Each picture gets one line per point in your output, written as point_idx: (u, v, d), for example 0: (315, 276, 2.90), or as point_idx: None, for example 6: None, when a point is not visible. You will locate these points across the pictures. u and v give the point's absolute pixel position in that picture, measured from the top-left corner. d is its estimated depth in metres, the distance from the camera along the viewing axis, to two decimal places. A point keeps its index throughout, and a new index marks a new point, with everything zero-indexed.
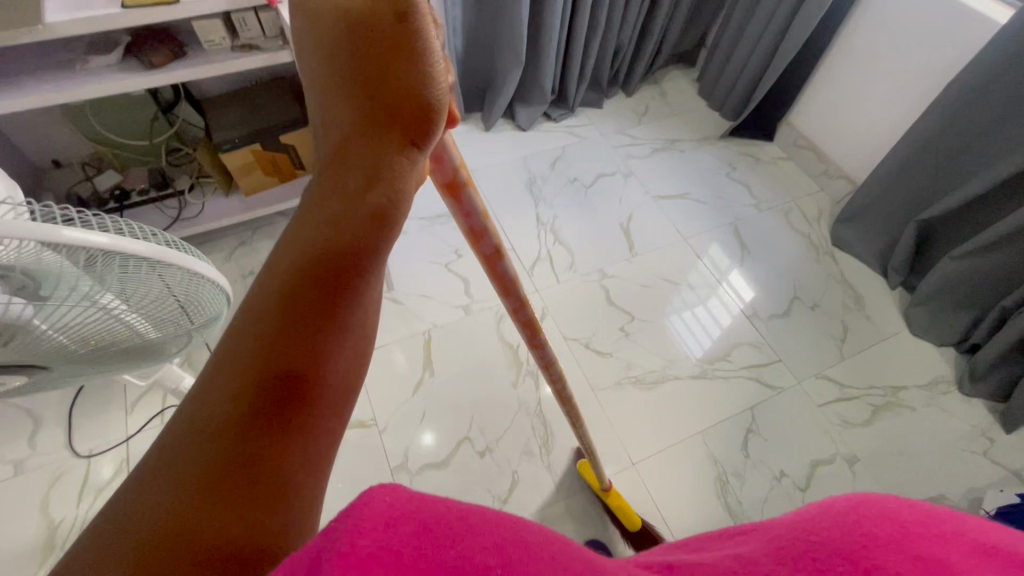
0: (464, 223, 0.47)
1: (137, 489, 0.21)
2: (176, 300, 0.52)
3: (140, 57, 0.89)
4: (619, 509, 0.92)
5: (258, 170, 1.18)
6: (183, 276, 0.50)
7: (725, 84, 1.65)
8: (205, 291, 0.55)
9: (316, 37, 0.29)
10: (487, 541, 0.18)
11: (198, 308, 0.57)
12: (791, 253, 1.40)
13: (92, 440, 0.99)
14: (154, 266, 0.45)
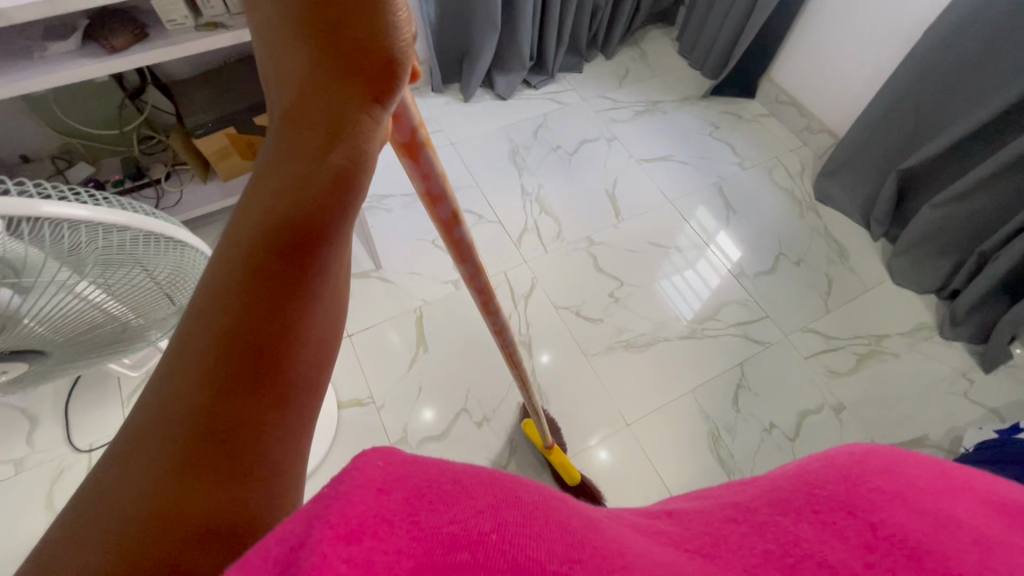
0: (422, 186, 0.47)
1: (118, 467, 0.23)
2: (155, 277, 0.52)
3: (99, 41, 0.86)
4: (559, 465, 0.94)
5: (234, 154, 1.15)
6: (160, 248, 0.49)
7: (705, 41, 1.62)
8: (183, 264, 0.55)
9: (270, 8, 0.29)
10: (481, 503, 0.19)
11: (182, 279, 0.57)
12: (776, 210, 1.41)
13: (92, 434, 0.99)
14: (132, 240, 0.45)
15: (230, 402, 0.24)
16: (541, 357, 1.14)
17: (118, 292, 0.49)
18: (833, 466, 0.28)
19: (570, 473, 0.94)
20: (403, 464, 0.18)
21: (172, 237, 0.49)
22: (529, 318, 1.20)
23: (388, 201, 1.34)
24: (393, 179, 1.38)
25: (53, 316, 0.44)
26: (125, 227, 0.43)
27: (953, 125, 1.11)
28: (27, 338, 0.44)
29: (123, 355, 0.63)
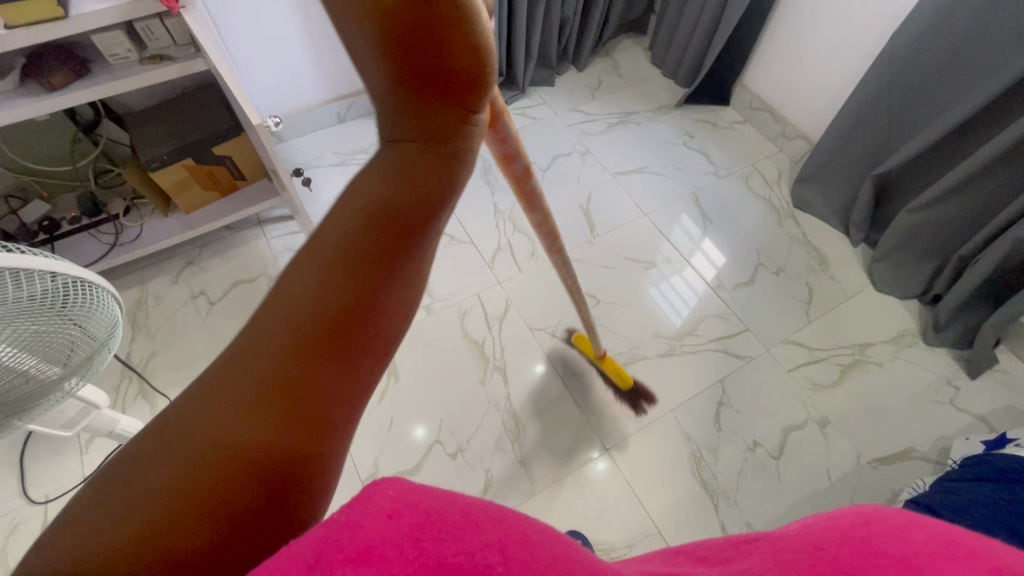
0: (498, 149, 0.52)
1: (196, 416, 0.24)
2: (62, 324, 0.48)
3: (38, 79, 0.83)
4: (613, 370, 1.08)
5: (194, 185, 1.12)
6: (54, 287, 0.44)
7: (676, 50, 1.60)
8: (90, 305, 0.50)
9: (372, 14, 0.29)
10: (490, 538, 0.16)
11: (88, 316, 0.51)
12: (754, 219, 1.39)
13: (48, 485, 0.95)
14: (29, 284, 0.41)
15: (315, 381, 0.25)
16: (515, 381, 1.12)
17: (23, 346, 0.45)
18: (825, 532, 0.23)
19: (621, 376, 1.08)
20: (417, 493, 0.17)
21: (70, 275, 0.45)
22: (503, 341, 1.17)
23: None
24: None
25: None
26: (19, 269, 0.39)
27: (925, 129, 1.09)
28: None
29: (24, 423, 0.56)
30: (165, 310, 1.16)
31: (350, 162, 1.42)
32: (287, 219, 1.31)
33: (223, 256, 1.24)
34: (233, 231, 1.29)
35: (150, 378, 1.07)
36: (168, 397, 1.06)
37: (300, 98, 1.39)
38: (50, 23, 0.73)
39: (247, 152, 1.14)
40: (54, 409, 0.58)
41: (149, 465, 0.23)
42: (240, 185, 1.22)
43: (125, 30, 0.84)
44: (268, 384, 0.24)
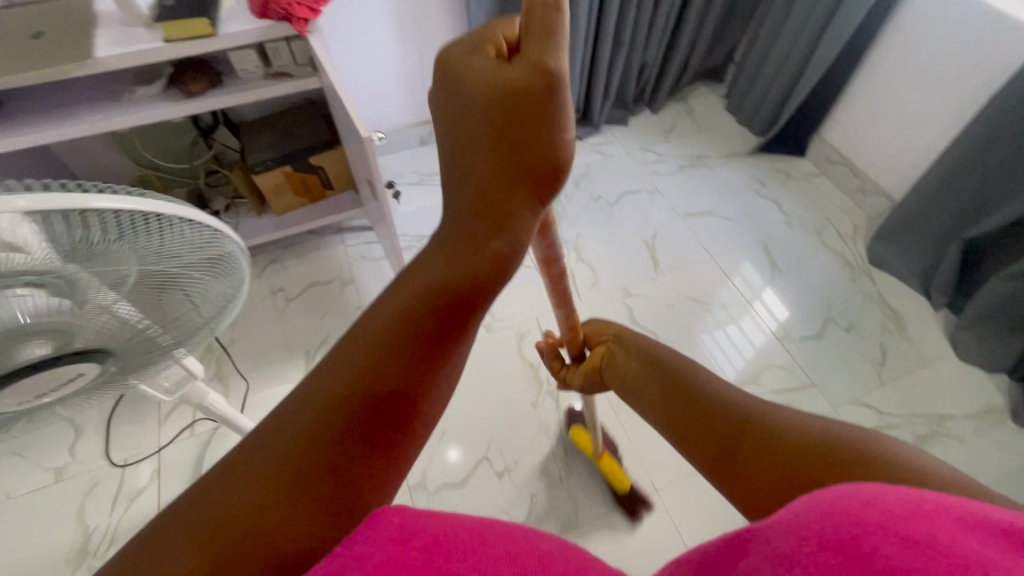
0: (543, 252, 0.57)
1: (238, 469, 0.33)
2: (202, 280, 0.50)
3: (180, 87, 0.95)
4: (610, 472, 0.98)
5: (288, 191, 1.22)
6: (211, 245, 0.48)
7: (753, 100, 1.61)
8: (231, 265, 0.53)
9: (449, 102, 0.42)
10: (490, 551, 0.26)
11: (232, 277, 0.55)
12: (825, 272, 1.35)
13: (127, 450, 1.03)
14: (178, 235, 0.44)
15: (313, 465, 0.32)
16: (568, 409, 1.11)
17: (168, 294, 0.48)
18: (812, 508, 0.22)
19: (621, 480, 0.97)
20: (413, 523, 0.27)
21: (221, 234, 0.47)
22: None
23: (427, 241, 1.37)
24: (434, 221, 1.41)
25: (98, 320, 0.43)
26: (172, 219, 0.41)
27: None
28: (68, 343, 0.43)
29: (161, 366, 0.61)
30: (249, 302, 1.25)
31: (427, 182, 1.50)
32: (365, 229, 1.39)
33: (304, 258, 1.33)
34: (315, 236, 1.38)
35: (228, 362, 1.15)
36: (242, 382, 1.13)
37: (389, 120, 1.49)
38: (201, 38, 0.84)
39: (340, 165, 1.24)
40: (174, 363, 0.64)
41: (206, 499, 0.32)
42: (328, 195, 1.31)
43: (257, 49, 0.95)
44: (297, 446, 0.33)
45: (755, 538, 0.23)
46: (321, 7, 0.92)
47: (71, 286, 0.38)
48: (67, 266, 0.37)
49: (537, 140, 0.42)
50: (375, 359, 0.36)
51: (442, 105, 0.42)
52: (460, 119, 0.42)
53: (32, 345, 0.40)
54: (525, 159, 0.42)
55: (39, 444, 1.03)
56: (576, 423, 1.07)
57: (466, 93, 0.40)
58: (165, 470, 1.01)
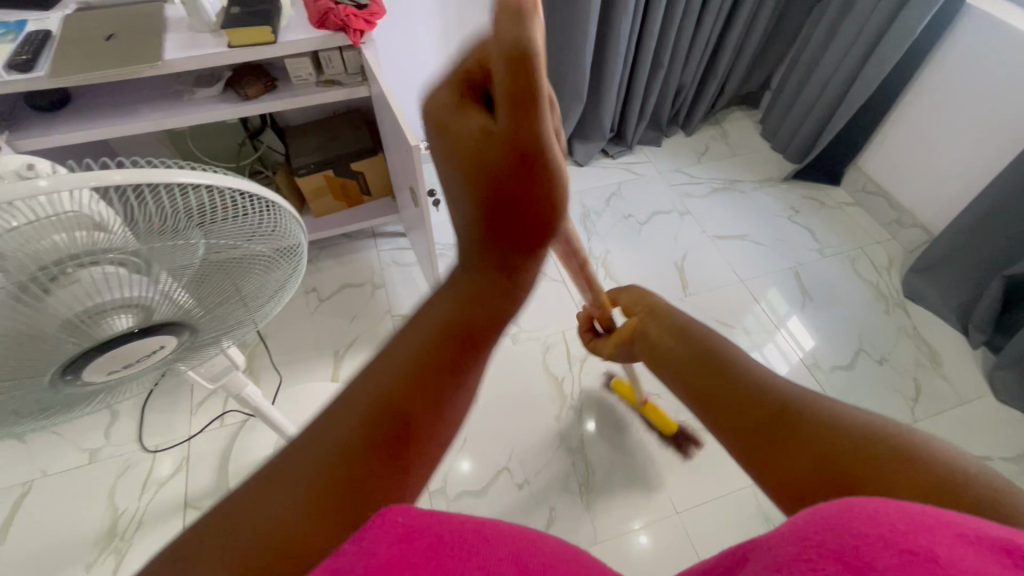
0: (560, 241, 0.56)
1: (252, 494, 0.28)
2: (263, 252, 0.51)
3: (237, 90, 1.00)
4: (654, 415, 1.06)
5: (328, 194, 1.26)
6: (272, 223, 0.49)
7: (789, 127, 1.61)
8: (290, 235, 0.52)
9: (439, 129, 0.30)
10: (503, 553, 0.25)
11: (290, 254, 0.55)
12: (858, 302, 1.33)
13: (159, 436, 1.06)
14: (235, 207, 0.44)
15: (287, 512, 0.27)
16: (591, 424, 1.11)
17: (232, 268, 0.49)
18: (814, 517, 0.21)
19: (666, 420, 1.06)
20: (419, 521, 0.25)
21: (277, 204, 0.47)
22: (582, 381, 1.17)
23: None
24: None
25: (171, 294, 0.45)
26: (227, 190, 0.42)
27: None
28: (149, 318, 0.45)
29: (232, 340, 0.64)
30: None
31: None
32: (398, 235, 1.42)
33: (338, 260, 1.36)
34: (350, 239, 1.41)
35: (260, 356, 1.18)
36: (274, 376, 1.16)
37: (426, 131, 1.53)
38: (262, 45, 0.88)
39: (379, 172, 1.27)
40: (220, 352, 0.66)
41: (224, 522, 0.27)
42: (365, 200, 1.35)
43: (311, 57, 1.00)
44: (319, 468, 0.28)
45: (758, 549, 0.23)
46: (376, 20, 0.96)
47: (149, 261, 0.40)
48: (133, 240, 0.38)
49: (540, 188, 0.29)
50: (385, 403, 0.30)
51: (433, 134, 0.30)
52: (437, 169, 0.32)
53: (116, 319, 0.42)
54: (528, 214, 0.31)
55: (77, 425, 1.06)
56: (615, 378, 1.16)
57: (457, 136, 0.29)
58: (194, 458, 1.03)
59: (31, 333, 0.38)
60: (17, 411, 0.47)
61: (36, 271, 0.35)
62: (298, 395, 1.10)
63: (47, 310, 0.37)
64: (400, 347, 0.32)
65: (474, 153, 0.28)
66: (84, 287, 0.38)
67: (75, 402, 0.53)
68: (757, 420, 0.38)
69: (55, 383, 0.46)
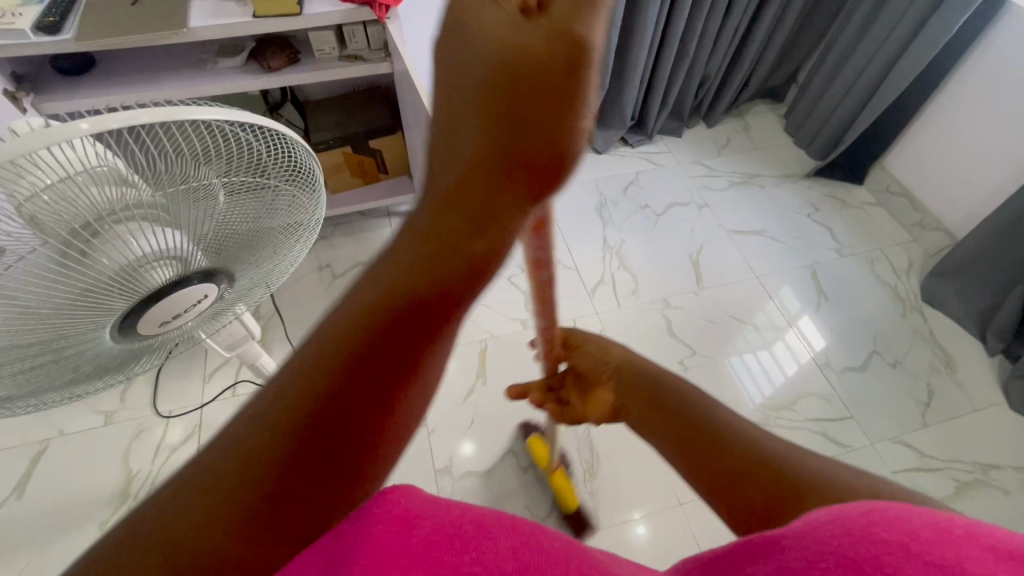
0: (533, 254, 0.48)
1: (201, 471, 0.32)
2: (284, 193, 0.50)
3: (260, 61, 0.99)
4: (559, 489, 0.97)
5: (345, 170, 1.26)
6: (281, 159, 0.48)
7: (814, 122, 1.58)
8: (303, 172, 0.51)
9: (446, 54, 0.29)
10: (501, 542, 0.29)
11: (308, 197, 0.54)
12: (874, 304, 1.31)
13: (172, 402, 1.07)
14: (242, 142, 0.43)
15: (254, 470, 0.31)
16: None
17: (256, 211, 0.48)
18: (830, 521, 0.23)
19: (570, 495, 0.96)
20: (423, 509, 0.30)
21: (283, 135, 0.46)
22: None
23: None
24: None
25: (203, 239, 0.45)
26: (233, 121, 0.41)
27: None
28: (187, 272, 0.45)
29: (247, 305, 0.64)
30: (296, 274, 1.29)
31: None
32: None
33: (352, 237, 1.36)
34: (365, 217, 1.41)
35: (273, 330, 1.19)
36: (286, 350, 1.17)
37: None
38: (288, 16, 0.88)
39: (397, 149, 1.27)
40: (234, 320, 0.66)
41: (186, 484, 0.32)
42: (381, 178, 1.34)
43: (334, 31, 0.99)
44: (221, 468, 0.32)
45: (771, 546, 0.24)
46: None
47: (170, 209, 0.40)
48: (154, 189, 0.39)
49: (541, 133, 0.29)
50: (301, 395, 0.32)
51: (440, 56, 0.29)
52: (445, 79, 0.30)
53: (158, 271, 0.43)
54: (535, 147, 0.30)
55: None
56: (533, 432, 1.06)
57: (477, 42, 0.27)
58: (206, 425, 1.05)
59: (79, 289, 0.39)
60: (67, 379, 0.47)
61: (70, 224, 0.36)
62: None
63: (93, 267, 0.38)
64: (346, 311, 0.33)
65: (493, 68, 0.27)
66: (119, 238, 0.39)
67: (127, 366, 0.53)
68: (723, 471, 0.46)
69: (107, 344, 0.47)
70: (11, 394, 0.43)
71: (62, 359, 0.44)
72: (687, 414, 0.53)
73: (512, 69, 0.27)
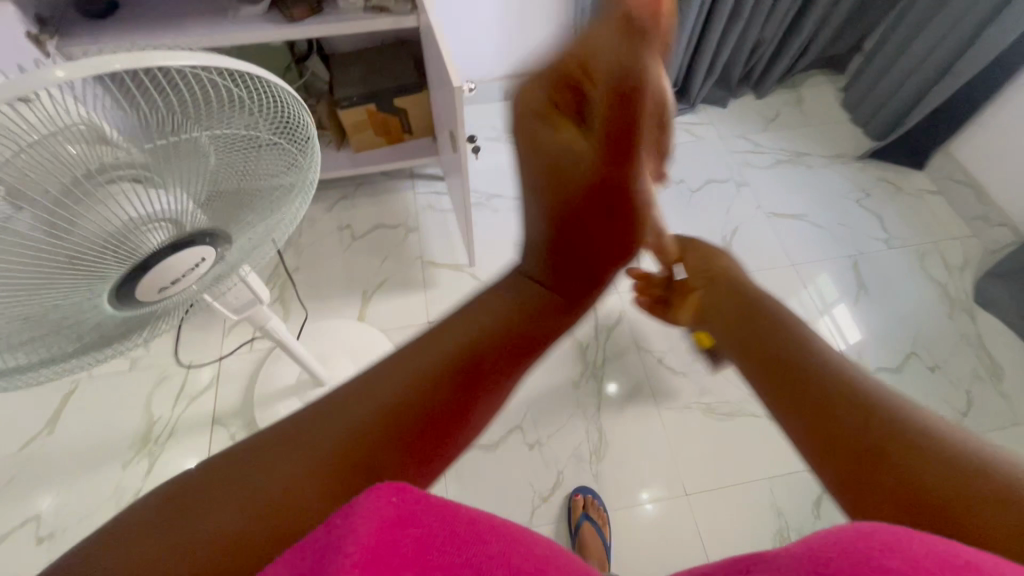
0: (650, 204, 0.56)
1: (223, 479, 0.23)
2: (277, 150, 0.47)
3: (282, 11, 0.95)
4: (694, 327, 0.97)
5: (369, 129, 1.22)
6: (264, 107, 0.44)
7: (876, 98, 1.44)
8: (291, 123, 0.47)
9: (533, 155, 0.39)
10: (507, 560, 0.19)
11: (302, 150, 0.50)
12: (918, 302, 1.22)
13: (193, 353, 1.10)
14: (221, 92, 0.40)
15: (338, 477, 0.23)
16: (610, 395, 1.09)
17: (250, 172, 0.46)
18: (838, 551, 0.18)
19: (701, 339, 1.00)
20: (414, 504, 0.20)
21: (265, 82, 0.43)
22: (607, 351, 1.14)
23: (496, 201, 1.35)
24: (506, 181, 1.38)
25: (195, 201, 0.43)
26: (212, 69, 0.39)
27: None
28: (181, 233, 0.43)
29: (253, 265, 0.62)
30: (317, 233, 1.28)
31: (506, 139, 1.46)
32: (436, 179, 1.38)
33: (374, 199, 1.34)
34: (389, 178, 1.38)
35: (291, 289, 1.20)
36: (303, 309, 1.17)
37: (476, 70, 1.45)
38: None
39: (423, 110, 1.22)
40: (240, 280, 0.65)
41: (197, 506, 0.22)
42: (405, 139, 1.30)
43: None
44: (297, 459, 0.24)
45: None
46: None
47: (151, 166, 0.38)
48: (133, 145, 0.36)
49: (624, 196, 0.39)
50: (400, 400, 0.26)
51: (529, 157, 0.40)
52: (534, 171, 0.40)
53: (151, 233, 0.41)
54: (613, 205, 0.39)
55: None
56: None
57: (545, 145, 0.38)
58: (224, 378, 1.07)
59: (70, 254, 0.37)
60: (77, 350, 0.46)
61: (51, 185, 0.34)
62: (322, 331, 1.12)
63: (82, 231, 0.37)
64: (448, 328, 0.31)
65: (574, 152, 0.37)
66: (105, 199, 0.37)
67: (134, 333, 0.51)
68: (807, 397, 0.31)
69: (107, 312, 0.45)
70: (16, 366, 0.42)
71: (62, 328, 0.42)
72: (767, 341, 0.38)
73: (572, 159, 0.38)
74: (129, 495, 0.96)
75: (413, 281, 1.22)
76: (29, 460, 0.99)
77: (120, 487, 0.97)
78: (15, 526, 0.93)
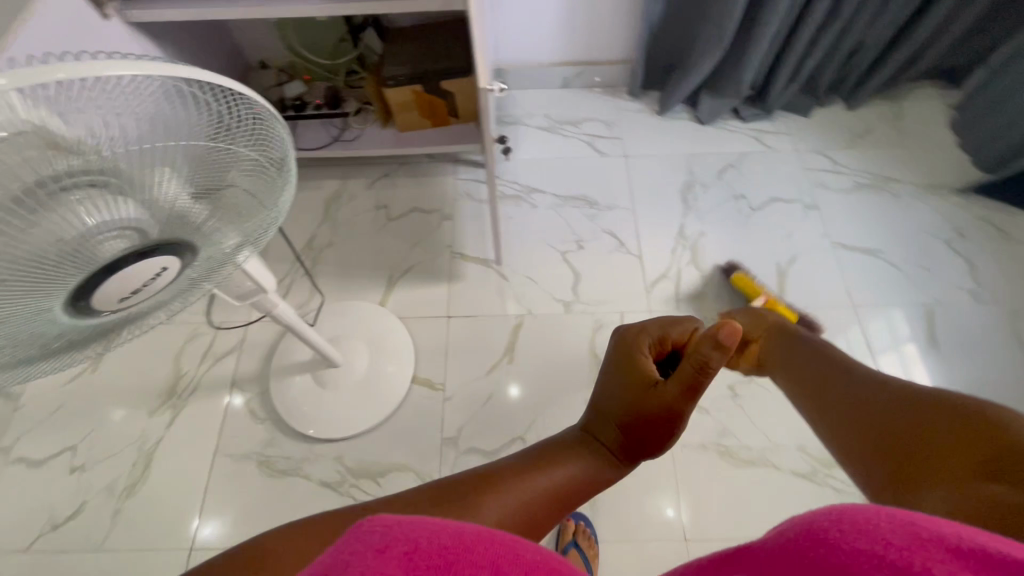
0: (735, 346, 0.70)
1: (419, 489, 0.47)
2: (247, 161, 0.45)
3: None
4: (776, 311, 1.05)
5: (415, 110, 1.19)
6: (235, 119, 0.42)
7: (993, 122, 1.23)
8: (263, 134, 0.45)
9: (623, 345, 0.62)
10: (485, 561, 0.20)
11: (274, 164, 0.48)
12: (999, 369, 1.06)
13: (224, 315, 1.14)
14: (188, 100, 0.38)
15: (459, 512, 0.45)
16: None
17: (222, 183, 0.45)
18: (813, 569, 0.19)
19: (790, 312, 1.06)
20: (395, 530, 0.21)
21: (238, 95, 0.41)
22: None
23: (536, 196, 1.29)
24: (550, 176, 1.31)
25: (159, 210, 0.41)
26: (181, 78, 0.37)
27: None
28: (142, 243, 0.42)
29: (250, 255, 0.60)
30: (354, 210, 1.28)
31: (557, 131, 1.38)
32: (479, 167, 1.34)
33: (414, 180, 1.32)
34: (432, 160, 1.35)
35: (321, 264, 1.21)
36: (330, 286, 1.19)
37: (535, 53, 1.37)
38: None
39: (470, 94, 1.17)
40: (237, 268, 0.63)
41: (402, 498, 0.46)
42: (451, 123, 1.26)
43: None
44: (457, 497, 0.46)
45: None
46: None
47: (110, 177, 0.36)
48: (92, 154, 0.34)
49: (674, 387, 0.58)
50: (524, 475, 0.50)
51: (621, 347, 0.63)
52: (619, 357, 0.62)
53: (108, 241, 0.39)
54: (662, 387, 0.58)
55: None
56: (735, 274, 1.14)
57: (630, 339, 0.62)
58: (248, 343, 1.11)
59: (18, 262, 0.35)
60: (45, 351, 0.45)
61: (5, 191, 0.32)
62: (343, 311, 1.13)
63: (33, 241, 0.34)
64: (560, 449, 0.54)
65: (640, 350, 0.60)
66: (59, 208, 0.34)
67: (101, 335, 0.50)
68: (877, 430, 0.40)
69: (61, 321, 0.44)
70: None
71: (15, 339, 0.41)
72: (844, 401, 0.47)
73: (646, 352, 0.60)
74: (151, 442, 1.03)
75: (439, 271, 1.20)
76: (72, 394, 1.08)
77: (144, 432, 1.04)
78: (54, 454, 1.02)
